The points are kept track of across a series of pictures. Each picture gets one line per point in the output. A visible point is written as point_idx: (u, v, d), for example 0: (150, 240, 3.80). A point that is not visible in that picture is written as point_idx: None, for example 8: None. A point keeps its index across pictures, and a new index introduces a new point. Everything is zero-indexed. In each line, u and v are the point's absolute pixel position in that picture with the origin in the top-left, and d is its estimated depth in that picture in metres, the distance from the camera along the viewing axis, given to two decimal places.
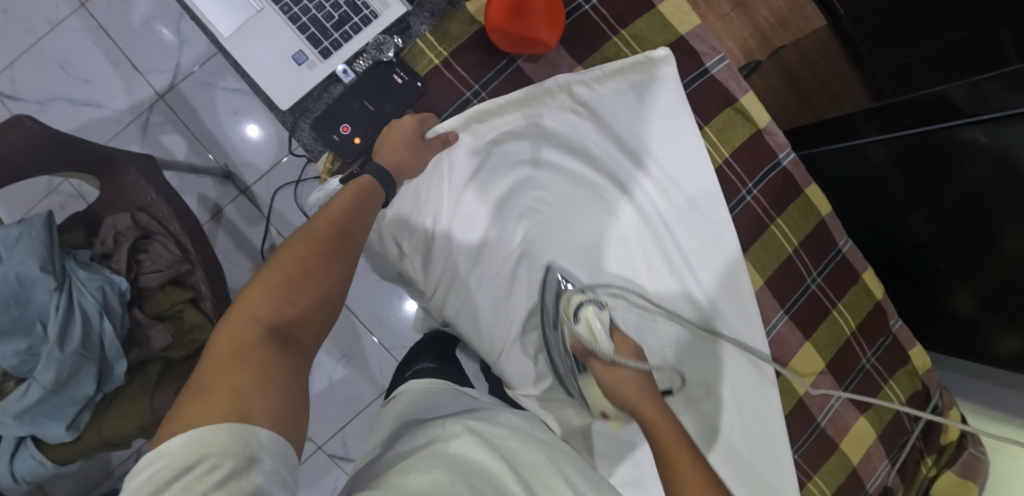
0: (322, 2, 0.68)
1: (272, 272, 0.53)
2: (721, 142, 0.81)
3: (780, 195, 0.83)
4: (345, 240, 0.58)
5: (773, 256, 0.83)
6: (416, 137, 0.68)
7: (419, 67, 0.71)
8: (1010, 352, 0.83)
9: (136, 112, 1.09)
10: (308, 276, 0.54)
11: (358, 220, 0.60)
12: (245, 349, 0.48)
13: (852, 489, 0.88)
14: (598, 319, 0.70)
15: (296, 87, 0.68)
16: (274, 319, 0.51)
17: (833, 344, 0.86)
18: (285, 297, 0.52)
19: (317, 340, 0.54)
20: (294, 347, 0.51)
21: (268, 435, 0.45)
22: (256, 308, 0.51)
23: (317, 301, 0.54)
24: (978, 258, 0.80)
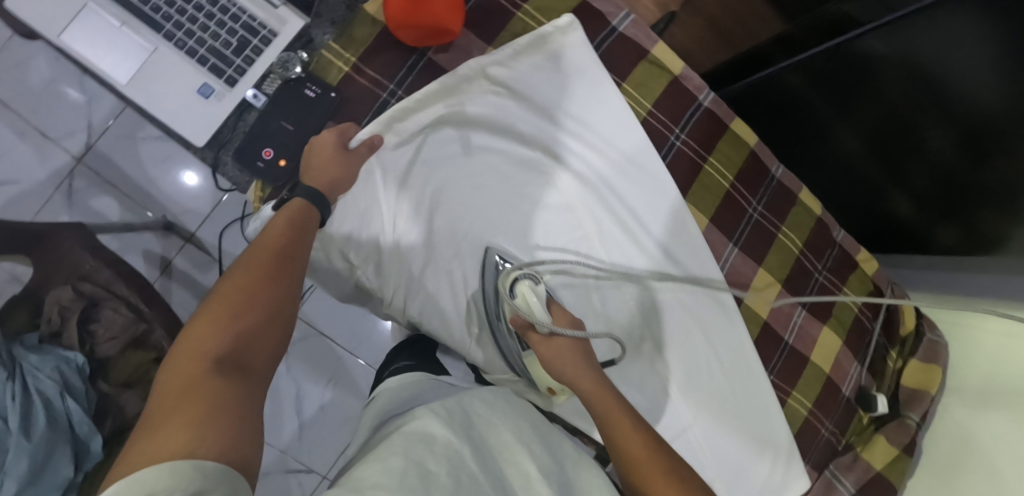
0: (216, 30, 0.67)
1: (214, 306, 0.52)
2: (642, 95, 0.82)
3: (708, 134, 0.85)
4: (286, 265, 0.58)
5: (713, 194, 0.86)
6: (339, 149, 0.68)
7: (331, 78, 0.71)
8: (953, 239, 0.91)
9: (57, 181, 1.05)
10: (252, 303, 0.53)
11: (296, 242, 0.61)
12: (195, 382, 0.46)
13: (830, 397, 0.93)
14: (535, 296, 0.71)
15: (208, 120, 0.67)
16: (223, 349, 0.49)
17: (785, 265, 0.90)
18: (228, 330, 0.51)
19: (272, 366, 0.53)
20: (248, 373, 0.49)
21: (216, 467, 0.40)
22: (198, 347, 0.49)
23: (268, 324, 0.53)
24: (905, 160, 0.85)
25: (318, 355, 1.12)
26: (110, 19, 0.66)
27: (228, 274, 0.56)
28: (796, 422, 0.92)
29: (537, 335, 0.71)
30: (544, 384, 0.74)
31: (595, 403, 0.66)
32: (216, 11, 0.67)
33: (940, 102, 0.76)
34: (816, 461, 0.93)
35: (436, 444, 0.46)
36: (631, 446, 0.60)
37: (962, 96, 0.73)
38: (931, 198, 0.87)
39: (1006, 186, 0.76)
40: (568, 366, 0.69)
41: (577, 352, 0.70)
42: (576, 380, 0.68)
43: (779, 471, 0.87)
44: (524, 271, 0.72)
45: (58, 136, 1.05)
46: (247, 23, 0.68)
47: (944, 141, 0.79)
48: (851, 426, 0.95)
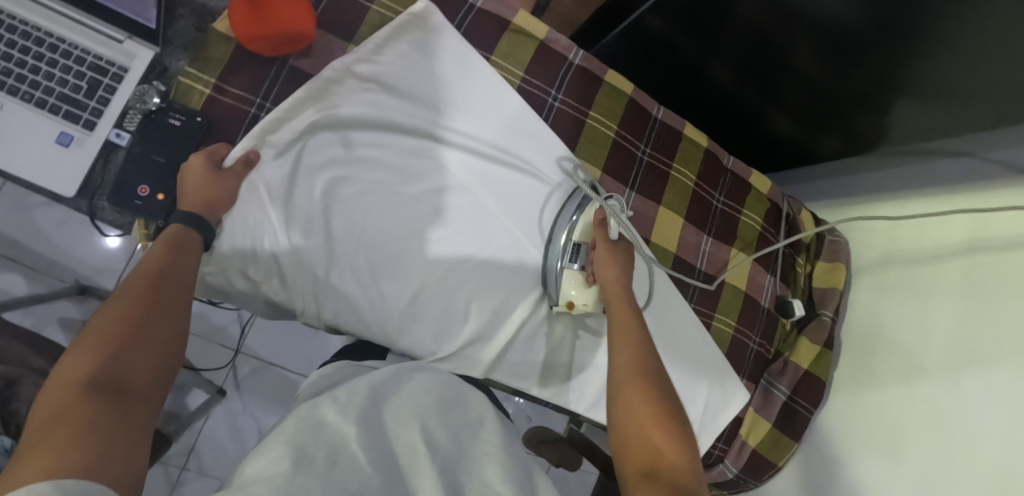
0: (63, 76, 0.66)
1: (90, 337, 0.52)
2: (513, 65, 0.84)
3: (584, 89, 0.88)
4: (169, 287, 0.59)
5: (602, 145, 0.89)
6: (209, 173, 0.68)
7: (194, 103, 0.71)
8: (832, 146, 0.98)
9: None
10: (133, 330, 0.53)
11: (178, 268, 0.61)
12: (68, 410, 0.46)
13: (751, 311, 0.98)
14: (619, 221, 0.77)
15: (74, 170, 0.66)
16: (98, 376, 0.49)
17: (683, 199, 0.94)
18: (107, 352, 0.51)
19: (161, 384, 0.53)
20: (129, 398, 0.49)
21: (83, 485, 0.41)
22: (75, 372, 0.49)
23: (152, 352, 0.53)
24: (777, 81, 0.90)
25: (274, 384, 1.12)
26: None
27: (112, 298, 0.56)
28: (724, 341, 0.96)
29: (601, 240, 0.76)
30: (566, 298, 0.79)
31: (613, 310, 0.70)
32: (58, 57, 0.65)
33: (797, 22, 0.80)
34: (751, 374, 0.98)
35: (327, 433, 0.52)
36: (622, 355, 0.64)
37: (817, 14, 0.77)
38: (807, 111, 0.93)
39: (871, 87, 0.82)
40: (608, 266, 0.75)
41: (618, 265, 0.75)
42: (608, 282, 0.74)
43: (715, 391, 0.94)
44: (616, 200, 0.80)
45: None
46: (94, 63, 0.67)
47: (807, 58, 0.84)
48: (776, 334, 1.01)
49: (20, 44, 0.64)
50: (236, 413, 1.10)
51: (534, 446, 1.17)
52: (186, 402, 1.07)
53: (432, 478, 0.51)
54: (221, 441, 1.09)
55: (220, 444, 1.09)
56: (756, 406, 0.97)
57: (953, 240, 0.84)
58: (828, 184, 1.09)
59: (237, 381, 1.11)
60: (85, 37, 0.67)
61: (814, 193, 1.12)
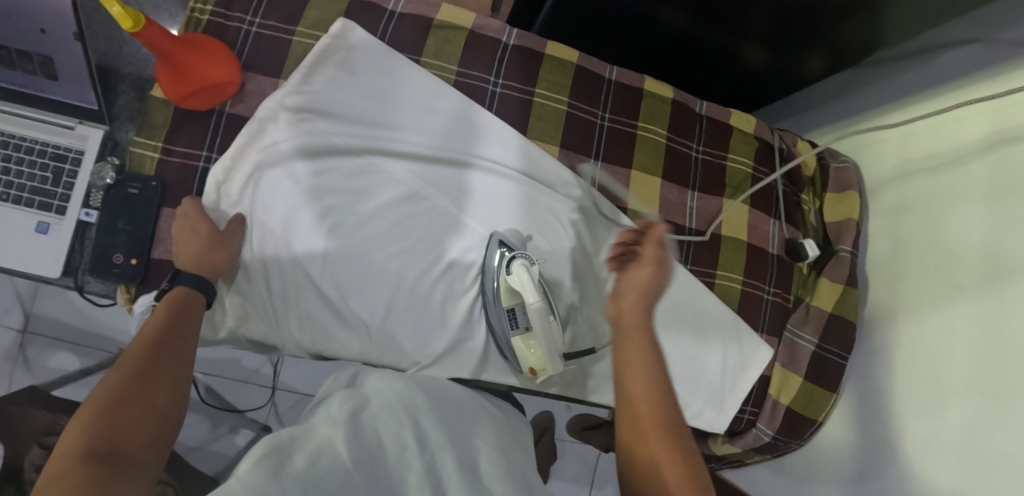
0: (30, 170, 0.72)
1: (88, 407, 0.54)
2: (445, 61, 0.84)
3: (526, 69, 0.86)
4: (168, 354, 0.61)
5: (554, 121, 0.86)
6: (209, 235, 0.72)
7: (148, 169, 0.75)
8: (819, 62, 0.90)
9: (10, 357, 0.99)
10: (131, 400, 0.56)
11: (177, 334, 0.64)
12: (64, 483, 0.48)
13: (758, 261, 0.91)
14: (528, 275, 0.76)
15: (54, 254, 0.72)
16: (94, 445, 0.51)
17: (658, 157, 0.90)
18: (103, 423, 0.53)
19: (157, 453, 0.55)
20: (123, 467, 0.51)
21: None
22: (73, 443, 0.51)
23: (150, 418, 0.56)
24: (742, 16, 0.85)
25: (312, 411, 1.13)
26: None
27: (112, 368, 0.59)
28: (733, 298, 0.90)
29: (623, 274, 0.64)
30: (526, 366, 0.79)
31: (630, 360, 0.58)
32: (23, 154, 0.72)
33: None
34: (771, 328, 0.91)
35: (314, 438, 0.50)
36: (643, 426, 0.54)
37: None
38: (781, 39, 0.87)
39: None
40: (631, 285, 0.62)
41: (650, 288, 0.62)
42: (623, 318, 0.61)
43: (732, 351, 0.88)
44: (522, 255, 0.78)
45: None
46: (53, 152, 0.72)
47: None
48: (794, 280, 0.93)
49: None
50: None
51: (579, 434, 1.14)
52: (234, 443, 1.10)
53: (418, 472, 0.49)
54: None
55: None
56: (783, 361, 0.89)
57: (973, 140, 0.74)
58: (827, 104, 0.99)
59: (279, 416, 1.12)
60: (41, 130, 0.72)
61: (816, 117, 1.02)
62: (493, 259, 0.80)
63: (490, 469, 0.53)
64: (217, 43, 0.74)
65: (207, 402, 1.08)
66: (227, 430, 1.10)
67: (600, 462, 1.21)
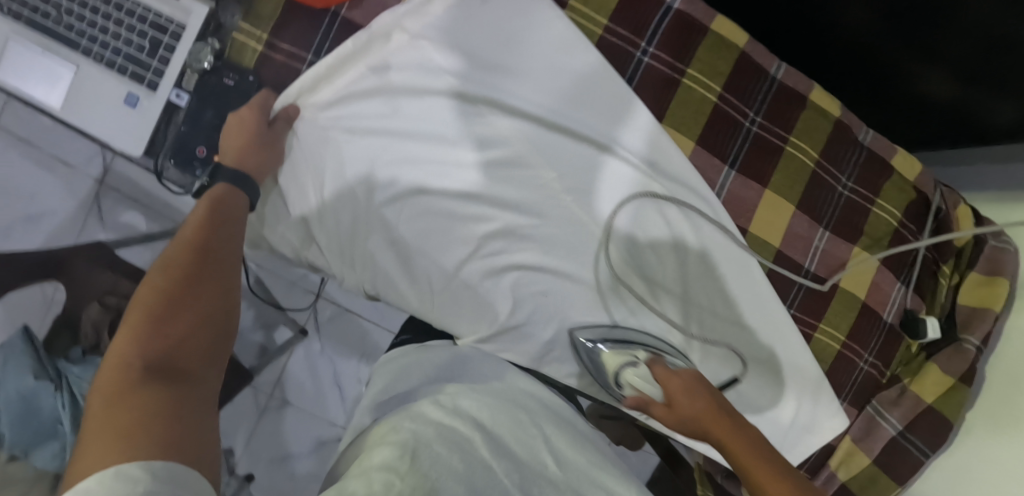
0: (128, 36, 0.66)
1: (135, 315, 0.53)
2: (593, 11, 0.72)
3: (684, 42, 0.73)
4: (209, 257, 0.61)
5: (698, 111, 0.74)
6: (260, 127, 0.68)
7: (247, 61, 0.69)
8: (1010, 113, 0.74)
9: (85, 206, 1.08)
10: (176, 306, 0.55)
11: (218, 234, 0.63)
12: (127, 392, 0.46)
13: (867, 325, 0.81)
14: (643, 383, 0.70)
15: (139, 131, 0.67)
16: (149, 359, 0.50)
17: (798, 182, 0.77)
18: (152, 332, 0.52)
19: (209, 366, 0.54)
20: (182, 379, 0.50)
21: (162, 465, 0.41)
22: (127, 351, 0.50)
23: (192, 329, 0.55)
24: (942, 35, 0.71)
25: (349, 328, 1.13)
26: (33, 46, 0.67)
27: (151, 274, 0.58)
28: (826, 357, 0.81)
29: (659, 408, 0.68)
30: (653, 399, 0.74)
31: (701, 417, 0.65)
32: (123, 17, 0.66)
33: None
34: (855, 398, 0.82)
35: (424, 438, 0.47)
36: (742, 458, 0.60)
37: None
38: (979, 76, 0.72)
39: None
40: (681, 396, 0.67)
41: (703, 392, 0.67)
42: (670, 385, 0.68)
43: (806, 409, 0.80)
44: (626, 356, 0.72)
45: (78, 164, 1.09)
46: (154, 22, 0.66)
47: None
48: (897, 356, 0.83)
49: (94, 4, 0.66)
50: (314, 354, 1.13)
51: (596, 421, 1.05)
52: (272, 338, 1.13)
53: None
54: (303, 380, 1.13)
55: (303, 382, 1.13)
56: (855, 435, 0.82)
57: None
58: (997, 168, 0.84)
59: (317, 324, 1.13)
60: None
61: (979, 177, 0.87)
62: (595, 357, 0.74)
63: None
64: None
65: (254, 293, 1.10)
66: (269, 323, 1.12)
67: None
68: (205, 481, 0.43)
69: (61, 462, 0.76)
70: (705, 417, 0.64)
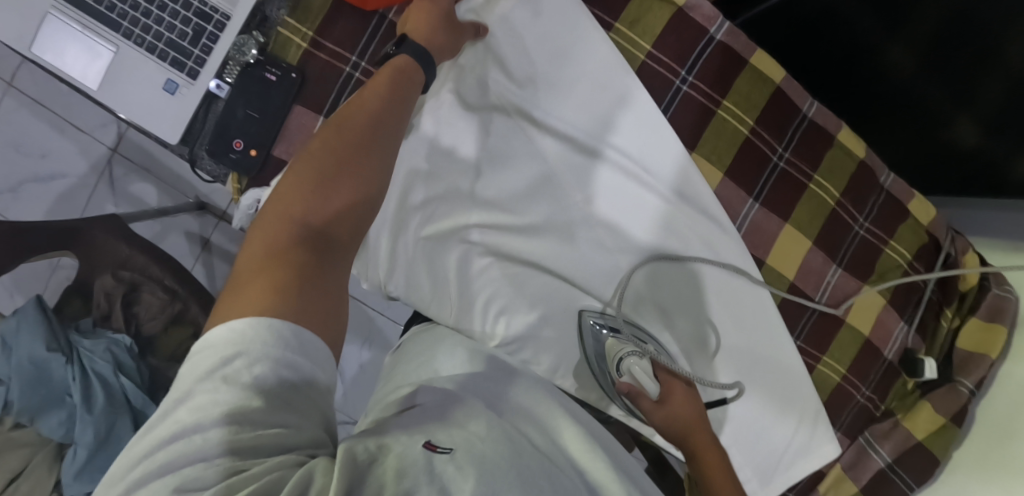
0: (172, 22, 0.66)
1: (302, 167, 0.52)
2: (638, 35, 0.73)
3: (723, 73, 0.74)
4: (379, 132, 0.57)
5: (728, 144, 0.76)
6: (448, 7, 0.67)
7: (290, 58, 0.68)
8: None
9: (98, 170, 1.09)
10: (340, 169, 0.53)
11: (389, 110, 0.58)
12: (283, 249, 0.47)
13: (868, 359, 0.84)
14: (646, 374, 0.70)
15: (176, 118, 0.67)
16: (308, 222, 0.49)
17: (817, 217, 0.80)
18: (317, 192, 0.51)
19: (354, 237, 0.53)
20: (332, 250, 0.50)
21: (302, 330, 0.44)
22: (289, 203, 0.50)
23: (355, 199, 0.53)
24: (973, 76, 0.72)
25: (355, 313, 1.14)
26: (71, 23, 0.66)
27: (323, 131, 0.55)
28: (825, 388, 0.84)
29: (647, 403, 0.70)
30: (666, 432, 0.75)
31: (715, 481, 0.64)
32: (167, 2, 0.66)
33: None
34: (848, 427, 0.87)
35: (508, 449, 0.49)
36: None
37: None
38: (1003, 122, 0.72)
39: None
40: (685, 408, 0.70)
41: (693, 406, 0.71)
42: (692, 438, 0.68)
43: (803, 434, 0.82)
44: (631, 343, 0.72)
45: (91, 129, 1.08)
46: (199, 10, 0.66)
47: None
48: (893, 390, 0.87)
49: None
50: None
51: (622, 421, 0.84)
52: None
53: None
54: None
55: None
56: (845, 463, 0.86)
57: None
58: None
59: None
60: None
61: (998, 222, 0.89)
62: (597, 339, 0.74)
63: None
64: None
65: None
66: None
67: None
68: (328, 357, 0.45)
69: (64, 432, 0.83)
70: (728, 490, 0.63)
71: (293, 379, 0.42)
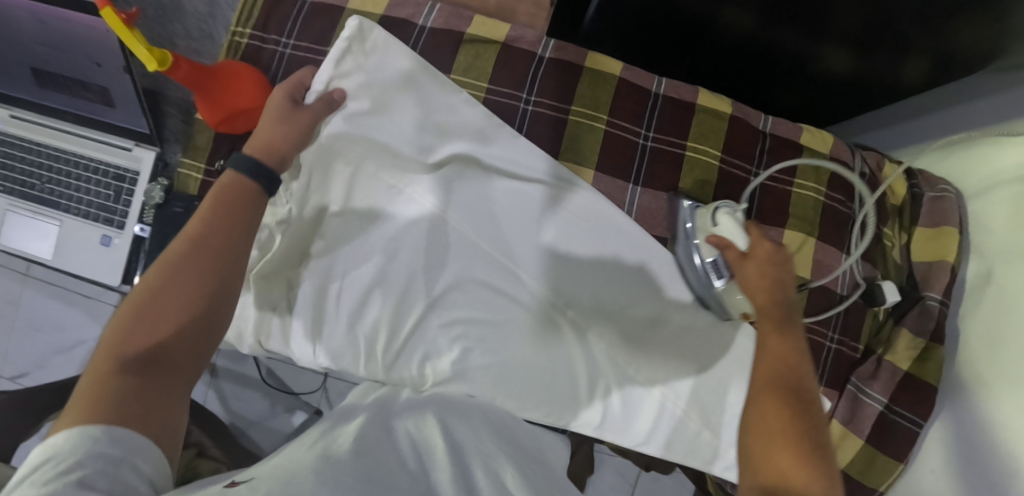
0: (96, 190, 0.80)
1: (137, 294, 0.53)
2: (475, 78, 0.81)
3: (561, 84, 0.81)
4: (218, 247, 0.58)
5: (590, 142, 0.80)
6: (286, 103, 0.73)
7: (192, 189, 0.79)
8: (917, 66, 0.75)
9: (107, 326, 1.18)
10: (172, 288, 0.54)
11: (234, 223, 0.60)
12: (105, 382, 0.49)
13: (823, 302, 0.80)
14: (733, 222, 0.71)
15: (116, 264, 0.80)
16: (137, 353, 0.50)
17: (707, 180, 0.80)
18: (146, 318, 0.52)
19: (193, 350, 0.54)
20: (165, 370, 0.51)
21: (117, 429, 0.46)
22: (117, 333, 0.51)
23: (184, 311, 0.54)
24: (818, 16, 0.72)
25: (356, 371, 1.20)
26: (25, 212, 0.82)
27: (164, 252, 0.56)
28: None
29: (762, 250, 0.67)
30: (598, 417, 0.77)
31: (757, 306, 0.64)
32: (90, 175, 0.80)
33: None
34: (833, 379, 0.79)
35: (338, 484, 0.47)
36: (766, 353, 0.60)
37: None
38: (867, 41, 0.73)
39: None
40: (754, 265, 0.66)
41: (777, 272, 0.65)
42: (751, 278, 0.66)
43: None
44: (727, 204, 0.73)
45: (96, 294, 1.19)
46: (115, 174, 0.80)
47: None
48: (867, 327, 0.81)
49: (65, 170, 0.81)
50: None
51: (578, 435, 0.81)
52: (289, 422, 1.17)
53: None
54: None
55: None
56: (843, 418, 0.79)
57: None
58: (921, 115, 0.83)
59: (330, 401, 1.18)
60: (103, 152, 0.80)
61: (913, 129, 0.86)
62: (689, 215, 0.76)
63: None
64: (234, 64, 0.76)
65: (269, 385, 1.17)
66: (284, 410, 1.18)
67: (640, 480, 1.11)
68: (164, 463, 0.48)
69: None
70: (769, 322, 0.62)
71: (101, 461, 0.44)
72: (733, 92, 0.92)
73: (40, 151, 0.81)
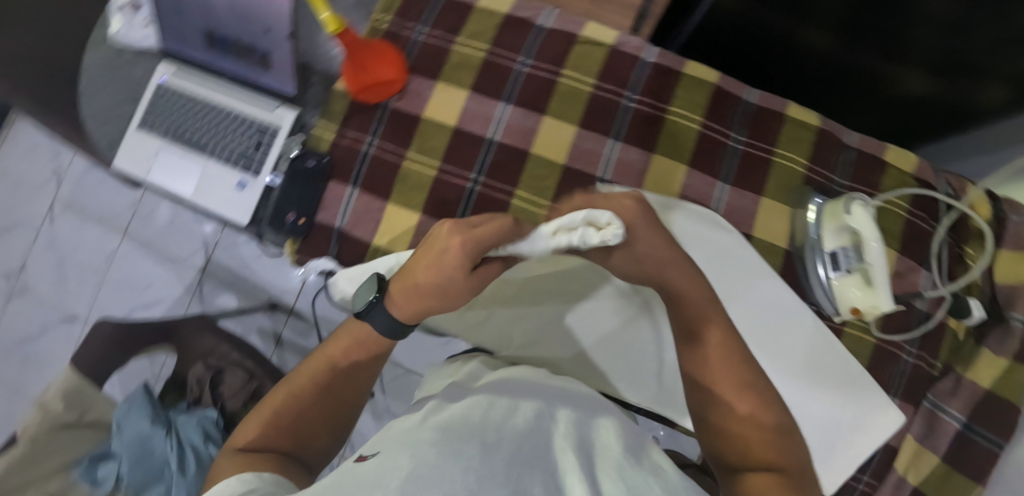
0: (240, 139, 0.91)
1: (274, 401, 0.63)
2: (584, 74, 0.89)
3: (662, 86, 0.88)
4: (345, 376, 0.64)
5: (683, 139, 0.87)
6: (457, 274, 0.57)
7: (323, 147, 0.90)
8: (998, 96, 0.80)
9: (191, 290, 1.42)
10: (300, 404, 0.62)
11: (358, 361, 0.64)
12: (245, 460, 0.57)
13: (899, 313, 0.82)
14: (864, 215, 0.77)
15: (247, 206, 0.90)
16: (265, 447, 0.59)
17: (792, 185, 0.85)
18: (276, 423, 0.61)
19: (316, 450, 0.63)
20: (292, 462, 0.60)
21: (265, 474, 0.55)
22: (249, 431, 0.61)
23: (313, 418, 0.63)
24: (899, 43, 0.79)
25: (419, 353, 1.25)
26: (174, 152, 0.93)
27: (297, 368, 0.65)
28: (862, 351, 0.82)
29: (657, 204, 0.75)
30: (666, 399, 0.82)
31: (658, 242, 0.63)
32: (237, 126, 0.92)
33: None
34: (909, 394, 0.81)
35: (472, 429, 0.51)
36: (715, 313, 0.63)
37: None
38: (947, 69, 0.79)
39: None
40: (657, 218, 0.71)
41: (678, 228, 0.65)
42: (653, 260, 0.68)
43: (845, 409, 0.80)
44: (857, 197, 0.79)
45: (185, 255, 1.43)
46: (259, 127, 0.91)
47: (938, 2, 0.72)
48: (945, 344, 0.82)
49: (216, 120, 0.93)
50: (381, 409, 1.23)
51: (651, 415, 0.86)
52: None
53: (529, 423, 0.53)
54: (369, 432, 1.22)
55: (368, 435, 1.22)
56: (918, 433, 0.80)
57: None
58: (1008, 149, 0.87)
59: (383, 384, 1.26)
60: (251, 108, 0.92)
61: (994, 164, 0.90)
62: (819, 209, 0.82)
63: (617, 442, 0.54)
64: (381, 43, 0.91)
65: None
66: None
67: None
68: None
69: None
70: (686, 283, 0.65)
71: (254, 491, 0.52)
72: (814, 105, 0.98)
73: (196, 102, 0.94)
